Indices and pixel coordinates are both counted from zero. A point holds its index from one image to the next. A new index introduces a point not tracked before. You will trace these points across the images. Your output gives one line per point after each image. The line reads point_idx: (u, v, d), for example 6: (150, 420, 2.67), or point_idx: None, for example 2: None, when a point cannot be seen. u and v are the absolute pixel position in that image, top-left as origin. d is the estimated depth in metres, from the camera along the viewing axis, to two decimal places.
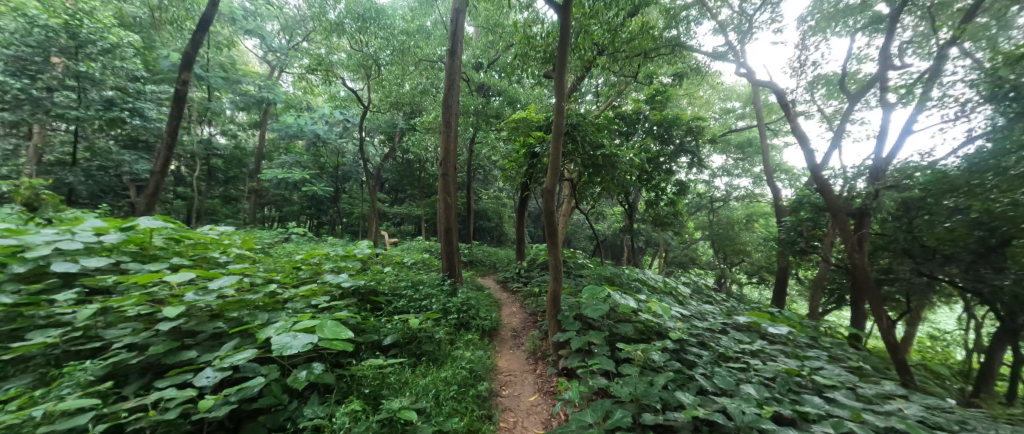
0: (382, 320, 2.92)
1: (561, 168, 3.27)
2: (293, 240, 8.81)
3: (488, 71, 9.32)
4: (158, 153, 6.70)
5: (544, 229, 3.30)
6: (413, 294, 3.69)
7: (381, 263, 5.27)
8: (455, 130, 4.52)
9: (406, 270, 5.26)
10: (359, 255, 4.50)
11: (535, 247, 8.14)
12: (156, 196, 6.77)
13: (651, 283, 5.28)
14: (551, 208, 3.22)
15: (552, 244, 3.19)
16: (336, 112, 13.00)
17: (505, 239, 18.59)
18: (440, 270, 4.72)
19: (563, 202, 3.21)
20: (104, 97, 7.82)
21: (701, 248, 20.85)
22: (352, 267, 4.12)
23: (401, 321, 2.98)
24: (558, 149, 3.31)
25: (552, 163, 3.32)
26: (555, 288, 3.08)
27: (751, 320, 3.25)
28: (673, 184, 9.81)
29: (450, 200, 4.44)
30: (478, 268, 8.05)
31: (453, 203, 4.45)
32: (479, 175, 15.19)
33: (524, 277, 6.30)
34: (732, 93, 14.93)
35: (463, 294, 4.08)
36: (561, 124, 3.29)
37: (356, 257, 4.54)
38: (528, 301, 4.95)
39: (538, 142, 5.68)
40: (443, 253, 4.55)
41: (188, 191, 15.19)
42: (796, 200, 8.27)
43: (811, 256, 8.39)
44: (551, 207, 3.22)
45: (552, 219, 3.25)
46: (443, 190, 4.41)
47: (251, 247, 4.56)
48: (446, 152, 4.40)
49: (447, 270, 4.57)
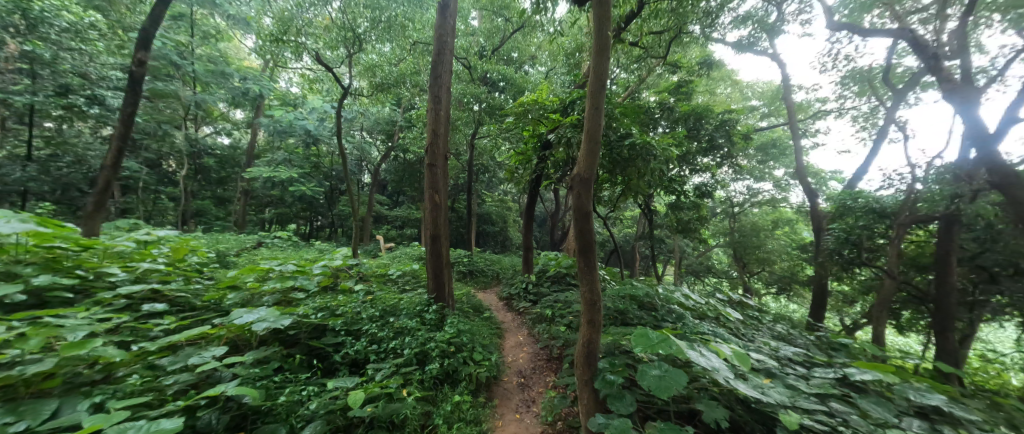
0: (299, 393, 2.00)
1: (597, 156, 2.30)
2: (273, 245, 7.93)
3: (494, 59, 8.37)
4: (110, 144, 5.81)
5: (572, 243, 2.34)
6: (378, 332, 2.72)
7: (354, 276, 4.28)
8: (447, 109, 3.49)
9: (386, 287, 4.23)
10: (318, 270, 3.52)
11: (543, 257, 7.08)
12: (108, 193, 5.86)
13: (691, 304, 4.27)
14: (585, 213, 2.25)
15: (584, 267, 2.25)
16: (331, 106, 12.19)
17: (509, 244, 17.78)
18: (427, 290, 3.71)
19: (600, 204, 2.26)
20: (59, 83, 6.95)
21: (717, 256, 19.73)
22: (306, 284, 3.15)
23: (345, 390, 2.07)
24: (594, 124, 2.30)
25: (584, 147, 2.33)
26: (588, 336, 2.23)
27: (872, 376, 2.27)
28: (697, 185, 8.80)
29: (441, 199, 3.43)
30: (477, 281, 6.99)
31: (444, 204, 3.44)
32: (483, 176, 14.28)
33: (532, 295, 5.23)
34: (756, 90, 13.87)
35: (452, 327, 3.08)
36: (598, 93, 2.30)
37: (314, 273, 3.54)
38: (538, 330, 3.94)
39: (552, 129, 4.68)
40: (429, 270, 3.54)
41: (176, 191, 14.42)
42: (843, 204, 7.22)
43: (862, 269, 7.31)
44: (583, 209, 2.25)
45: (583, 226, 2.27)
46: (431, 186, 3.40)
47: (180, 258, 3.56)
48: (438, 136, 3.37)
49: (435, 292, 3.55)
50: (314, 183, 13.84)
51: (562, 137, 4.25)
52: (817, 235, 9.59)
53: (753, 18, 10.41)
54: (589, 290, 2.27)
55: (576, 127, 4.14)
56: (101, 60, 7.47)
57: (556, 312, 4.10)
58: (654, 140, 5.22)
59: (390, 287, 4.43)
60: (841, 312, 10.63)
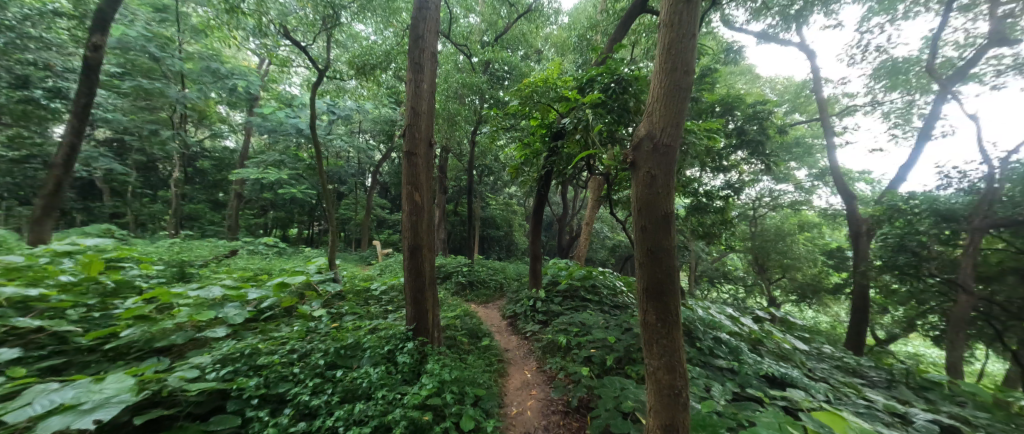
0: None
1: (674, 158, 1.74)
2: (253, 253, 7.23)
3: (496, 47, 7.67)
4: (61, 139, 5.13)
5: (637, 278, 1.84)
6: (320, 401, 1.97)
7: (321, 294, 3.46)
8: (431, 81, 2.68)
9: (358, 309, 3.42)
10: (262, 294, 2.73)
11: (552, 267, 6.24)
12: (61, 195, 5.17)
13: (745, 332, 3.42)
14: (664, 248, 1.74)
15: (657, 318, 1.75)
16: (324, 104, 11.56)
17: (514, 248, 17.17)
18: (407, 318, 2.91)
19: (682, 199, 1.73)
20: (16, 74, 6.28)
21: (733, 261, 18.78)
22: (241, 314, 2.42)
23: None
24: (671, 88, 1.74)
25: (646, 122, 1.79)
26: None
27: None
28: (722, 186, 7.97)
29: (428, 196, 2.68)
30: (477, 294, 6.17)
31: (428, 206, 2.65)
32: (486, 177, 13.59)
33: (542, 314, 4.40)
34: (776, 86, 13.02)
35: (432, 378, 2.32)
36: (674, 45, 1.75)
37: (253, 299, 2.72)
38: (550, 365, 3.16)
39: (566, 113, 3.86)
40: (408, 292, 2.75)
41: (167, 194, 13.90)
42: (897, 206, 6.30)
43: (920, 282, 6.36)
44: (658, 205, 1.72)
45: (659, 228, 1.72)
46: (410, 180, 2.60)
47: (97, 276, 2.77)
48: (429, 114, 2.64)
49: (416, 321, 2.79)
50: (307, 185, 13.21)
51: (580, 120, 3.44)
52: (854, 240, 8.69)
53: (770, 10, 9.48)
54: (665, 359, 1.77)
55: (598, 111, 3.31)
56: (66, 50, 6.86)
57: (573, 341, 3.30)
58: (689, 128, 4.39)
59: (365, 309, 3.60)
60: (881, 326, 9.61)
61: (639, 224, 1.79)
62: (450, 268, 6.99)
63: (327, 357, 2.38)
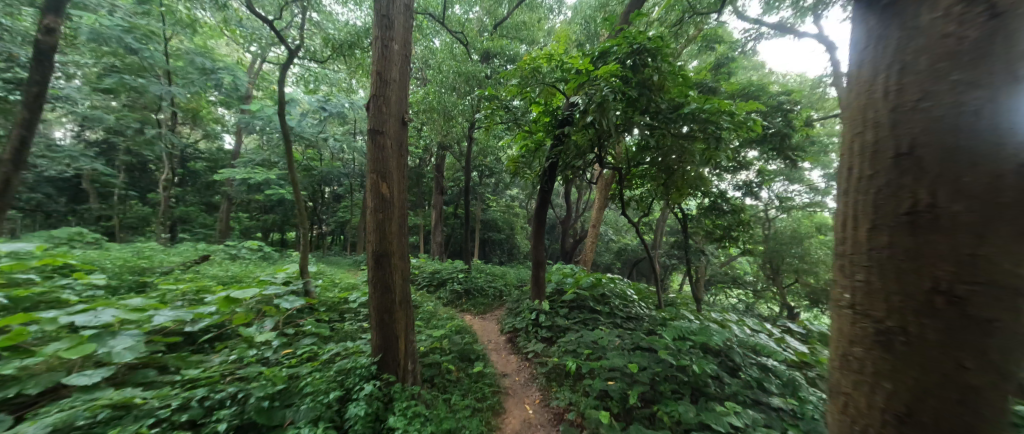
0: None
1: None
2: (232, 258, 6.74)
3: (495, 35, 7.21)
4: (11, 132, 4.64)
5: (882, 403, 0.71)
6: None
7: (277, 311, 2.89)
8: (401, 49, 2.16)
9: (324, 329, 2.84)
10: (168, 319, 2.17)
11: (556, 273, 5.65)
12: (10, 195, 4.66)
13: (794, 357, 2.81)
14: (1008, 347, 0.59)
15: None
16: (316, 102, 11.13)
17: (516, 252, 16.63)
18: (374, 349, 2.34)
19: None
20: None
21: (742, 265, 18.18)
22: (131, 346, 1.93)
23: None
24: None
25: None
26: None
27: None
28: (736, 184, 7.47)
29: (400, 189, 2.15)
30: (475, 304, 5.59)
31: (398, 205, 2.13)
32: (486, 178, 13.12)
33: (545, 331, 3.79)
34: (788, 81, 12.47)
35: None
36: None
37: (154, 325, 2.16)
38: (558, 400, 2.57)
39: (575, 93, 3.31)
40: (374, 312, 2.22)
41: (156, 197, 13.48)
42: None
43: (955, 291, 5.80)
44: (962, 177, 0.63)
45: (947, 251, 0.64)
46: (376, 167, 2.08)
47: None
48: (403, 87, 2.15)
49: (383, 353, 2.25)
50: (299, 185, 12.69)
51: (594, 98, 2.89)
52: None
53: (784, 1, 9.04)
54: None
55: (614, 86, 2.77)
56: (30, 40, 6.39)
57: (585, 367, 2.71)
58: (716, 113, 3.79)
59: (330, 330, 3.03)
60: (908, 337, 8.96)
61: (891, 225, 0.72)
62: (446, 274, 6.41)
63: (239, 418, 1.80)
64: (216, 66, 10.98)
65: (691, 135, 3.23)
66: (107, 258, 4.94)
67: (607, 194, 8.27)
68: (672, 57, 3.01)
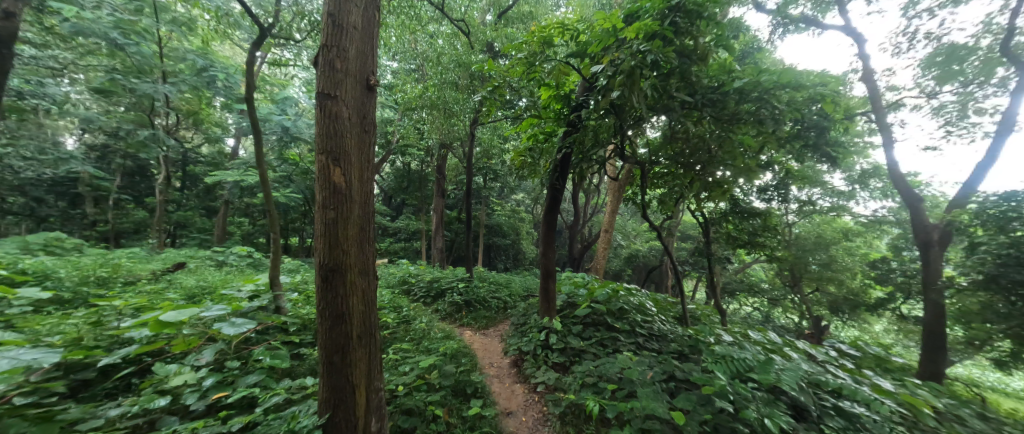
0: None
1: None
2: (216, 266, 6.26)
3: (500, 26, 6.70)
4: None
5: None
6: None
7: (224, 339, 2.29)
8: (364, 11, 1.72)
9: (281, 361, 2.25)
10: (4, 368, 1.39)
11: (566, 284, 5.06)
12: None
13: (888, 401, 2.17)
14: None
15: None
16: None
17: (521, 257, 16.10)
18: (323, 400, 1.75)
19: None
20: None
21: (759, 272, 17.37)
22: None
23: None
24: None
25: None
26: None
27: None
28: (762, 186, 6.83)
29: (358, 175, 1.65)
30: (475, 318, 5.02)
31: (352, 206, 1.61)
32: (491, 181, 12.59)
33: (558, 357, 3.19)
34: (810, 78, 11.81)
35: None
36: None
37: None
38: None
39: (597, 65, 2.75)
40: (322, 346, 1.67)
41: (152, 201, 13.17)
42: (990, 205, 5.04)
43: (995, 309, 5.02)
44: None
45: None
46: (324, 147, 1.60)
47: None
48: (363, 48, 1.69)
49: (332, 406, 1.67)
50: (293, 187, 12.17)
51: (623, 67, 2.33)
52: (921, 249, 7.36)
53: None
54: None
55: (651, 48, 2.20)
56: None
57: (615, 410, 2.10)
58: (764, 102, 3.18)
59: (293, 359, 2.48)
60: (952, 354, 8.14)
61: None
62: (445, 283, 5.84)
63: None
64: (210, 64, 10.62)
65: (737, 118, 2.65)
66: (73, 266, 4.50)
67: (621, 197, 7.70)
68: (718, 16, 2.46)
